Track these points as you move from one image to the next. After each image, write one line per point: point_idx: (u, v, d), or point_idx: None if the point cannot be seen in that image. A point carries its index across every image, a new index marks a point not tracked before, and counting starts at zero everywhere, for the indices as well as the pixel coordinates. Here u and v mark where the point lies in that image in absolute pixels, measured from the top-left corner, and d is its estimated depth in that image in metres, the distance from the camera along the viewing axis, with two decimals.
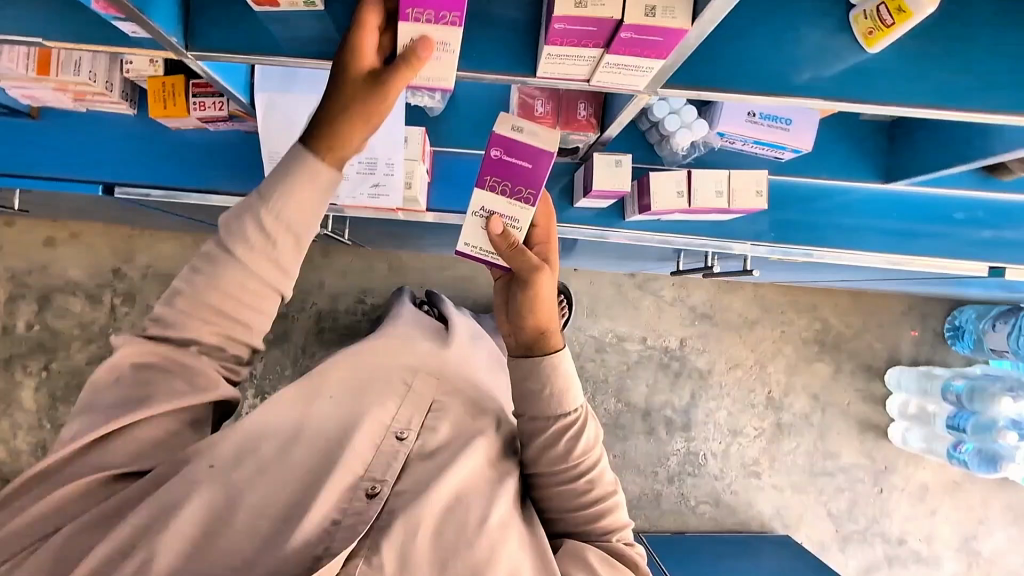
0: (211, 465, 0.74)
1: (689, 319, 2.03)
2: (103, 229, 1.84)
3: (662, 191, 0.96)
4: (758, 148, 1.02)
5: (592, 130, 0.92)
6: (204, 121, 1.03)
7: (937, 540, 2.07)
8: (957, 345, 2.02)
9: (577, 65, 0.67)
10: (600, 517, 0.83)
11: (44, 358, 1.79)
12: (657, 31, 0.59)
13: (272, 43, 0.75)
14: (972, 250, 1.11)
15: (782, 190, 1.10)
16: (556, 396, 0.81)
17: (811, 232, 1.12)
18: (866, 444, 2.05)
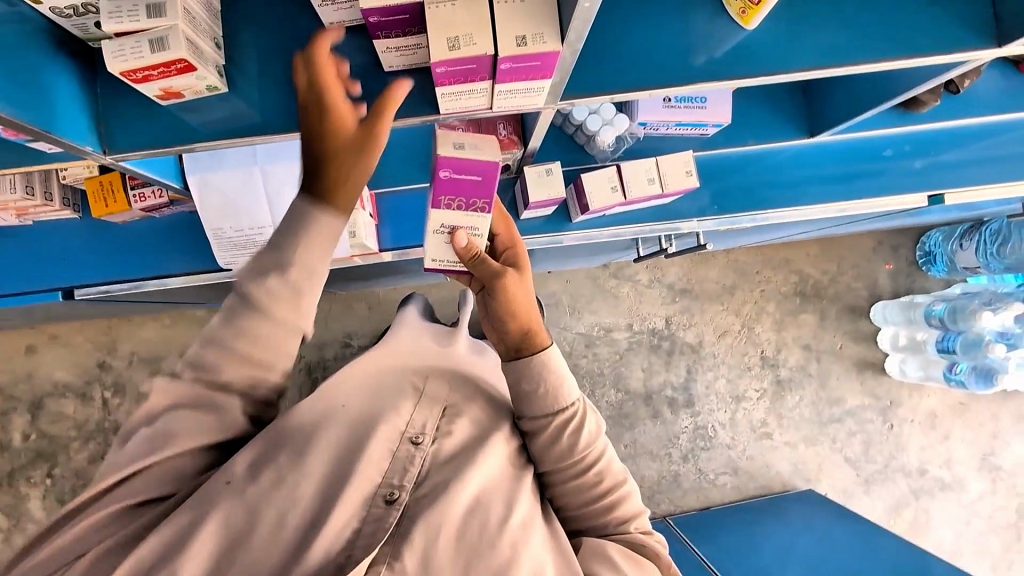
0: (228, 481, 0.76)
1: (670, 297, 2.06)
2: (80, 326, 1.85)
3: (596, 188, 0.99)
4: (680, 130, 1.05)
5: (516, 147, 0.95)
6: (147, 211, 1.06)
7: (956, 464, 2.09)
8: (933, 270, 2.04)
9: (477, 96, 0.75)
10: (611, 511, 0.85)
11: (46, 465, 1.79)
12: (532, 57, 0.66)
13: (187, 131, 0.80)
14: (908, 183, 1.15)
15: (713, 163, 1.13)
16: (552, 392, 0.82)
17: (753, 196, 1.14)
18: (867, 383, 2.07)
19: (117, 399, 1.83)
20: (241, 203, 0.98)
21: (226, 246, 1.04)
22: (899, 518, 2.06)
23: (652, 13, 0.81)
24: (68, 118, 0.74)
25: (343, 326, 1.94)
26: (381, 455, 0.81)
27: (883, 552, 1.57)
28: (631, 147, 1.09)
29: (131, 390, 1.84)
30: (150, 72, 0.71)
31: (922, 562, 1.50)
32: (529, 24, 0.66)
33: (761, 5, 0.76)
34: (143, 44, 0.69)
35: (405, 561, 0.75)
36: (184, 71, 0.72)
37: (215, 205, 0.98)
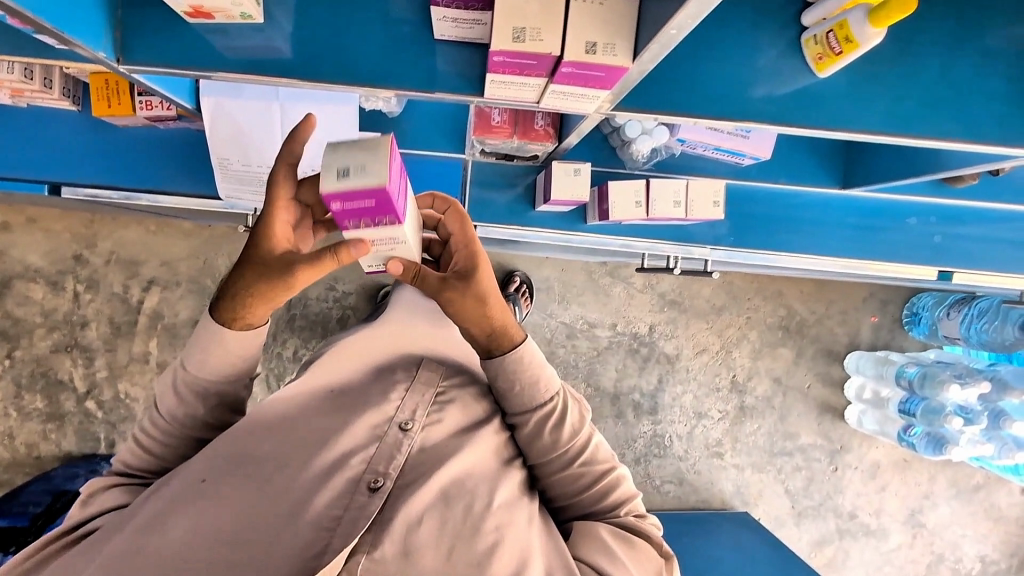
0: (201, 479, 0.78)
1: (659, 306, 2.07)
2: (62, 214, 1.79)
3: (621, 200, 0.96)
4: (717, 154, 1.03)
5: (549, 140, 0.92)
6: (151, 120, 1.01)
7: (885, 514, 2.20)
8: (913, 330, 2.08)
9: (529, 91, 0.73)
10: (605, 496, 0.87)
11: (7, 347, 1.75)
12: (596, 67, 0.65)
13: (214, 57, 0.75)
14: (923, 255, 1.15)
15: (741, 195, 1.11)
16: (527, 390, 0.85)
17: (767, 233, 1.13)
18: (823, 425, 2.14)
19: (89, 295, 1.79)
20: (252, 137, 0.94)
21: (233, 180, 0.99)
22: (819, 553, 2.17)
23: (719, 40, 0.77)
24: (84, 18, 0.68)
25: (331, 269, 1.90)
26: (364, 444, 0.83)
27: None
28: (664, 162, 1.05)
29: (105, 288, 1.80)
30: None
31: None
32: (601, 31, 0.65)
33: (843, 55, 0.74)
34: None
35: (385, 549, 0.74)
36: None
37: (225, 135, 0.93)
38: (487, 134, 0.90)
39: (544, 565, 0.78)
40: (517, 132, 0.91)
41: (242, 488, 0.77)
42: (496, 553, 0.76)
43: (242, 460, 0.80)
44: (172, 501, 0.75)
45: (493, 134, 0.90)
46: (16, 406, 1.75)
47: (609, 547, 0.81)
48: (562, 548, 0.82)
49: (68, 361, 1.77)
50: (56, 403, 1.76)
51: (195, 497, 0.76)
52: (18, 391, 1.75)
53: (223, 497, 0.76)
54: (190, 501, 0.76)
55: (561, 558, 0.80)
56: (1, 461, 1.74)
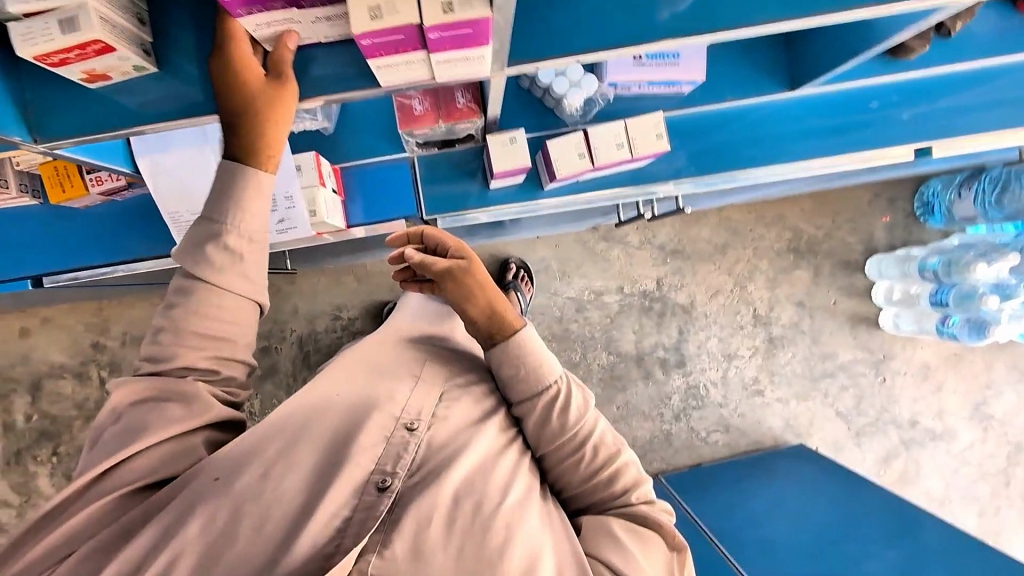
0: (215, 478, 0.78)
1: (661, 258, 2.03)
2: (72, 307, 1.86)
3: (563, 157, 0.96)
4: (655, 88, 1.00)
5: (475, 116, 0.91)
6: (106, 194, 1.05)
7: (948, 414, 2.10)
8: (931, 220, 1.99)
9: (416, 67, 0.71)
10: (610, 484, 0.87)
11: (51, 444, 1.82)
12: (461, 25, 0.62)
13: (125, 113, 0.77)
14: (898, 134, 1.11)
15: (688, 122, 1.10)
16: (533, 373, 0.86)
17: (730, 157, 1.11)
18: (860, 337, 2.06)
19: (113, 378, 1.86)
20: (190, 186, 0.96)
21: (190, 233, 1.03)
22: (889, 469, 2.09)
23: None
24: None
25: (333, 299, 1.93)
26: (373, 445, 0.83)
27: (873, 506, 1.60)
28: (603, 110, 1.04)
29: (127, 368, 1.86)
30: (67, 55, 0.67)
31: (921, 523, 1.51)
32: None
33: None
34: (52, 24, 0.64)
35: (395, 549, 0.75)
36: (102, 52, 0.67)
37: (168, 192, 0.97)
38: (412, 125, 0.91)
39: (556, 558, 0.79)
40: (441, 116, 0.91)
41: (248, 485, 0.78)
42: (508, 552, 0.76)
43: (249, 453, 0.80)
44: (190, 499, 0.76)
45: (417, 124, 0.91)
46: None
47: (621, 542, 0.81)
48: (575, 544, 0.81)
49: None
50: None
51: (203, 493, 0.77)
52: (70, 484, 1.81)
53: (234, 500, 0.77)
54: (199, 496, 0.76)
55: (574, 554, 0.79)
56: None
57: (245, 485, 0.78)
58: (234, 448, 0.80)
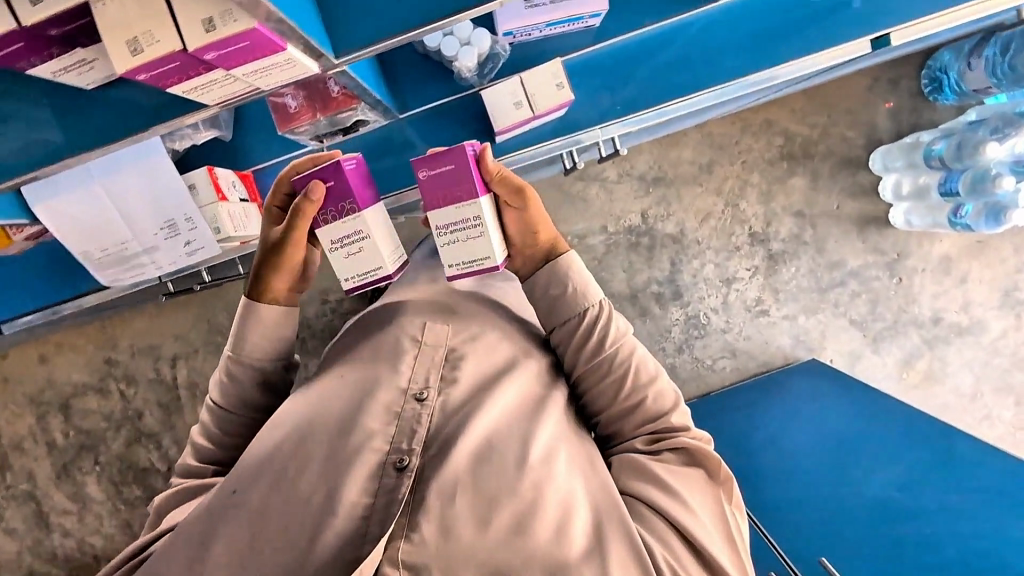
0: (233, 491, 0.85)
1: (643, 190, 1.91)
2: (79, 330, 1.95)
3: (499, 106, 1.05)
4: (558, 28, 1.06)
5: (351, 102, 0.95)
6: (32, 237, 1.13)
7: (975, 306, 1.96)
8: (941, 99, 1.78)
9: (224, 83, 0.78)
10: (633, 409, 0.96)
11: (92, 455, 1.97)
12: (226, 40, 0.68)
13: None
14: (841, 31, 1.11)
15: (617, 54, 1.12)
16: (579, 291, 0.98)
17: (662, 83, 1.14)
18: (870, 239, 1.92)
19: (132, 389, 1.96)
20: (93, 224, 1.06)
21: (105, 265, 1.12)
22: (911, 371, 1.99)
23: None
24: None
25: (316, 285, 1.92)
26: (386, 425, 0.88)
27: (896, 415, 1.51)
28: (509, 61, 1.11)
29: (141, 378, 1.96)
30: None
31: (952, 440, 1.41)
32: (214, 5, 0.67)
33: None
34: None
35: (423, 531, 0.79)
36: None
37: (73, 232, 1.06)
38: (291, 123, 0.96)
39: (589, 506, 0.84)
40: (318, 110, 0.96)
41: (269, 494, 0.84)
42: (541, 511, 0.81)
43: (260, 464, 0.87)
44: (212, 517, 0.84)
45: (296, 121, 0.96)
46: (122, 499, 1.97)
47: (656, 476, 0.87)
48: (608, 482, 0.87)
49: (143, 450, 1.96)
50: (149, 486, 1.97)
51: (227, 508, 0.84)
52: (116, 487, 1.97)
53: (252, 504, 0.83)
54: (226, 511, 0.84)
55: (607, 491, 0.86)
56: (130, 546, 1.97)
57: (264, 487, 0.84)
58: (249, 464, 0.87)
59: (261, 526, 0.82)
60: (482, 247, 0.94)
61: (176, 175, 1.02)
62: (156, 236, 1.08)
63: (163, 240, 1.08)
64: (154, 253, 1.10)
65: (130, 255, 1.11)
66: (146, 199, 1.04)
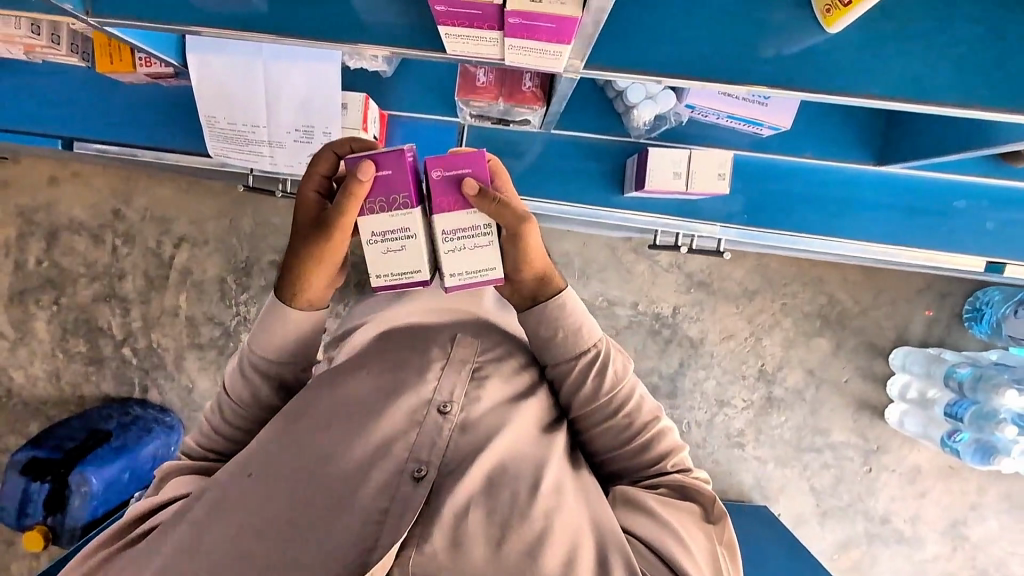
0: (247, 475, 0.84)
1: (685, 287, 1.95)
2: (102, 170, 1.87)
3: (659, 169, 1.07)
4: (734, 122, 1.10)
5: (536, 102, 0.99)
6: (151, 77, 1.15)
7: (922, 522, 2.03)
8: (975, 328, 1.88)
9: (487, 44, 0.78)
10: (642, 451, 0.91)
11: (54, 293, 1.87)
12: (540, 16, 0.69)
13: (182, 3, 0.83)
14: (970, 240, 1.18)
15: (767, 167, 1.18)
16: (571, 335, 0.90)
17: (790, 211, 1.20)
18: (860, 422, 1.99)
19: (126, 248, 1.88)
20: (235, 96, 1.08)
21: (219, 137, 1.14)
22: (843, 555, 2.05)
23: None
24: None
25: None
26: (403, 429, 0.85)
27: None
28: (670, 129, 1.15)
29: (140, 243, 1.88)
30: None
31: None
32: None
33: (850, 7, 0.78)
34: None
35: (435, 543, 0.77)
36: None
37: (213, 96, 1.08)
38: (473, 93, 1.00)
39: (592, 540, 0.80)
40: (503, 94, 1.00)
41: (283, 485, 0.82)
42: (546, 542, 0.77)
43: (276, 451, 0.85)
44: (220, 500, 0.82)
45: (478, 94, 1.00)
46: (63, 349, 1.87)
47: (655, 514, 0.84)
48: (610, 518, 0.83)
49: (107, 310, 1.87)
50: (97, 348, 1.88)
51: (240, 494, 0.82)
52: (63, 335, 1.87)
53: (271, 485, 0.82)
54: (235, 499, 0.82)
55: (612, 529, 0.81)
56: (48, 397, 1.87)
57: (287, 476, 0.82)
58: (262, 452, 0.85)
59: (263, 522, 0.79)
60: (488, 255, 0.82)
61: (340, 89, 1.07)
62: (288, 134, 1.11)
63: (291, 141, 1.12)
64: (276, 147, 1.14)
65: (251, 139, 1.13)
66: (299, 98, 1.08)
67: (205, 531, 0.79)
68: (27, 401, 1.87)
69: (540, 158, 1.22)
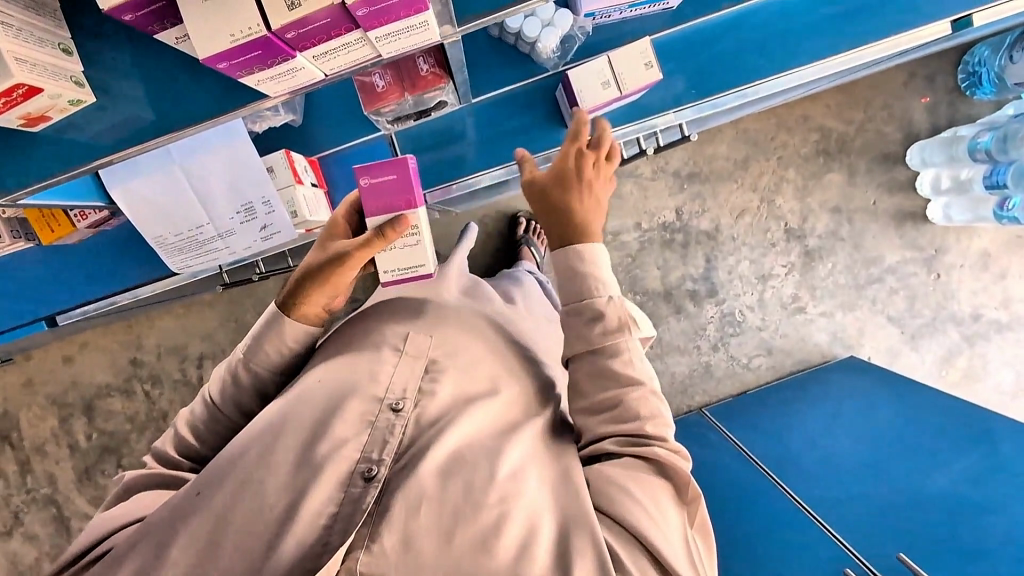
0: (198, 493, 0.79)
1: (678, 186, 1.89)
2: (103, 330, 1.90)
3: (585, 83, 1.03)
4: (637, 10, 1.04)
5: (441, 80, 0.96)
6: (94, 226, 1.15)
7: (1015, 302, 1.92)
8: (978, 93, 1.77)
9: (353, 48, 0.74)
10: (620, 420, 0.82)
11: (114, 458, 1.91)
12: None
13: (84, 145, 0.83)
14: (922, 13, 1.12)
15: (689, 36, 1.12)
16: (592, 278, 0.86)
17: (742, 64, 1.14)
18: (907, 235, 1.89)
19: (157, 389, 1.90)
20: (167, 208, 1.08)
21: (175, 250, 1.15)
22: (951, 368, 1.95)
23: None
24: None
25: None
26: (356, 433, 0.83)
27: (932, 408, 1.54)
28: (584, 44, 1.10)
29: (167, 379, 1.90)
30: None
31: (987, 422, 1.45)
32: None
33: None
34: None
35: (384, 543, 0.74)
36: (30, 94, 0.71)
37: (150, 215, 1.09)
38: (377, 102, 0.98)
39: (555, 517, 0.77)
40: (406, 87, 0.97)
41: (230, 501, 0.78)
42: (503, 527, 0.74)
43: (228, 465, 0.81)
44: (172, 521, 0.77)
45: (383, 100, 0.98)
46: None
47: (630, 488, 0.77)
48: (582, 495, 0.78)
49: None
50: None
51: (188, 510, 0.78)
52: None
53: (222, 506, 0.77)
54: (184, 514, 0.77)
55: (581, 509, 0.76)
56: None
57: (237, 498, 0.78)
58: (214, 465, 0.81)
59: (219, 531, 0.76)
60: (416, 255, 0.91)
61: (257, 159, 1.02)
62: (231, 220, 1.10)
63: (238, 224, 1.11)
64: (228, 237, 1.13)
65: (204, 240, 1.13)
66: (226, 181, 1.05)
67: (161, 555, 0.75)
68: None
69: (477, 131, 1.21)
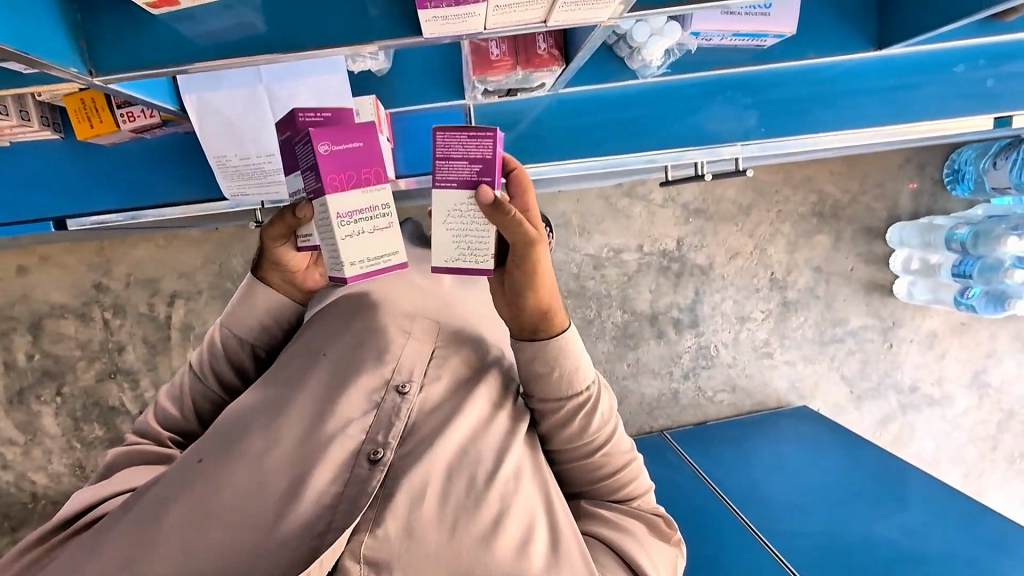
0: (200, 460, 0.83)
1: (684, 218, 1.97)
2: (71, 246, 1.76)
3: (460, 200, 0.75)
4: (738, 40, 1.12)
5: (556, 63, 1.05)
6: (136, 131, 1.11)
7: (948, 382, 2.14)
8: (957, 190, 1.96)
9: (526, 7, 0.78)
10: (623, 485, 0.92)
11: (54, 385, 1.77)
12: None
13: (188, 43, 0.80)
14: (975, 102, 1.23)
15: (769, 76, 1.21)
16: (566, 376, 0.87)
17: (808, 112, 1.24)
18: (873, 304, 2.06)
19: (118, 320, 1.78)
20: (238, 129, 1.06)
21: (234, 175, 1.12)
22: (884, 431, 2.14)
23: None
24: (48, 37, 0.73)
25: None
26: (362, 413, 0.86)
27: (872, 457, 1.69)
28: (678, 60, 1.18)
29: (132, 312, 1.78)
30: None
31: (907, 476, 1.61)
32: None
33: None
34: None
35: (388, 528, 0.79)
36: None
37: (215, 134, 1.07)
38: (490, 68, 1.05)
39: (550, 521, 0.85)
40: (521, 61, 1.05)
41: (231, 469, 0.81)
42: (502, 525, 0.81)
43: (235, 438, 0.84)
44: (177, 486, 0.81)
45: (495, 68, 1.05)
46: (79, 438, 1.78)
47: (612, 521, 0.90)
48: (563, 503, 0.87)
49: (116, 387, 1.78)
50: (114, 427, 1.78)
51: (193, 477, 0.81)
52: (76, 424, 1.78)
53: (222, 471, 0.81)
54: (189, 482, 0.81)
55: (571, 523, 0.85)
56: (77, 490, 1.77)
57: (240, 470, 0.81)
58: (218, 438, 0.85)
59: (222, 500, 0.79)
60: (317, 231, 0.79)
61: (349, 96, 1.04)
62: None
63: None
64: None
65: (268, 170, 1.11)
66: None
67: (165, 504, 0.79)
68: (56, 500, 1.78)
69: (540, 121, 1.22)
